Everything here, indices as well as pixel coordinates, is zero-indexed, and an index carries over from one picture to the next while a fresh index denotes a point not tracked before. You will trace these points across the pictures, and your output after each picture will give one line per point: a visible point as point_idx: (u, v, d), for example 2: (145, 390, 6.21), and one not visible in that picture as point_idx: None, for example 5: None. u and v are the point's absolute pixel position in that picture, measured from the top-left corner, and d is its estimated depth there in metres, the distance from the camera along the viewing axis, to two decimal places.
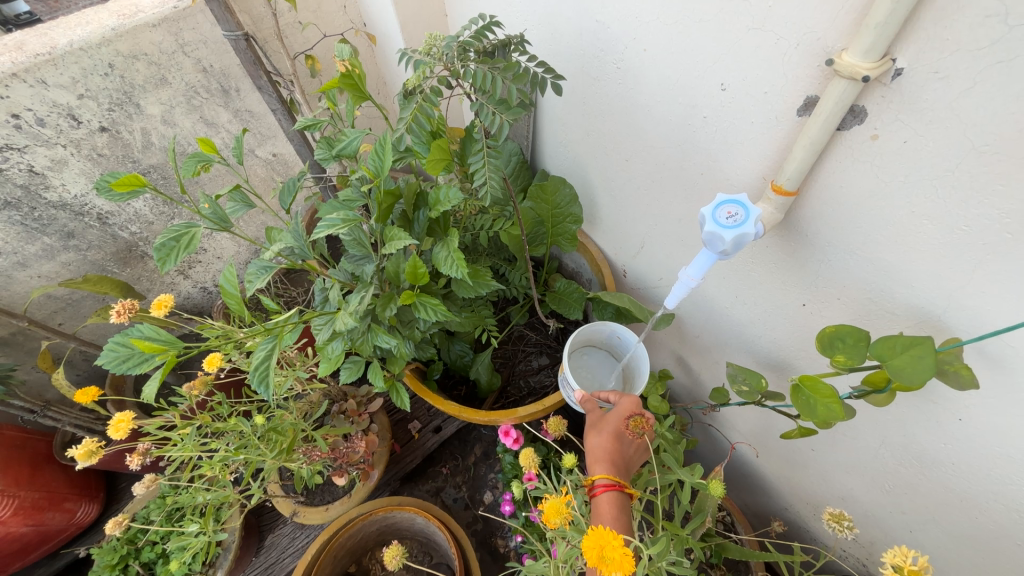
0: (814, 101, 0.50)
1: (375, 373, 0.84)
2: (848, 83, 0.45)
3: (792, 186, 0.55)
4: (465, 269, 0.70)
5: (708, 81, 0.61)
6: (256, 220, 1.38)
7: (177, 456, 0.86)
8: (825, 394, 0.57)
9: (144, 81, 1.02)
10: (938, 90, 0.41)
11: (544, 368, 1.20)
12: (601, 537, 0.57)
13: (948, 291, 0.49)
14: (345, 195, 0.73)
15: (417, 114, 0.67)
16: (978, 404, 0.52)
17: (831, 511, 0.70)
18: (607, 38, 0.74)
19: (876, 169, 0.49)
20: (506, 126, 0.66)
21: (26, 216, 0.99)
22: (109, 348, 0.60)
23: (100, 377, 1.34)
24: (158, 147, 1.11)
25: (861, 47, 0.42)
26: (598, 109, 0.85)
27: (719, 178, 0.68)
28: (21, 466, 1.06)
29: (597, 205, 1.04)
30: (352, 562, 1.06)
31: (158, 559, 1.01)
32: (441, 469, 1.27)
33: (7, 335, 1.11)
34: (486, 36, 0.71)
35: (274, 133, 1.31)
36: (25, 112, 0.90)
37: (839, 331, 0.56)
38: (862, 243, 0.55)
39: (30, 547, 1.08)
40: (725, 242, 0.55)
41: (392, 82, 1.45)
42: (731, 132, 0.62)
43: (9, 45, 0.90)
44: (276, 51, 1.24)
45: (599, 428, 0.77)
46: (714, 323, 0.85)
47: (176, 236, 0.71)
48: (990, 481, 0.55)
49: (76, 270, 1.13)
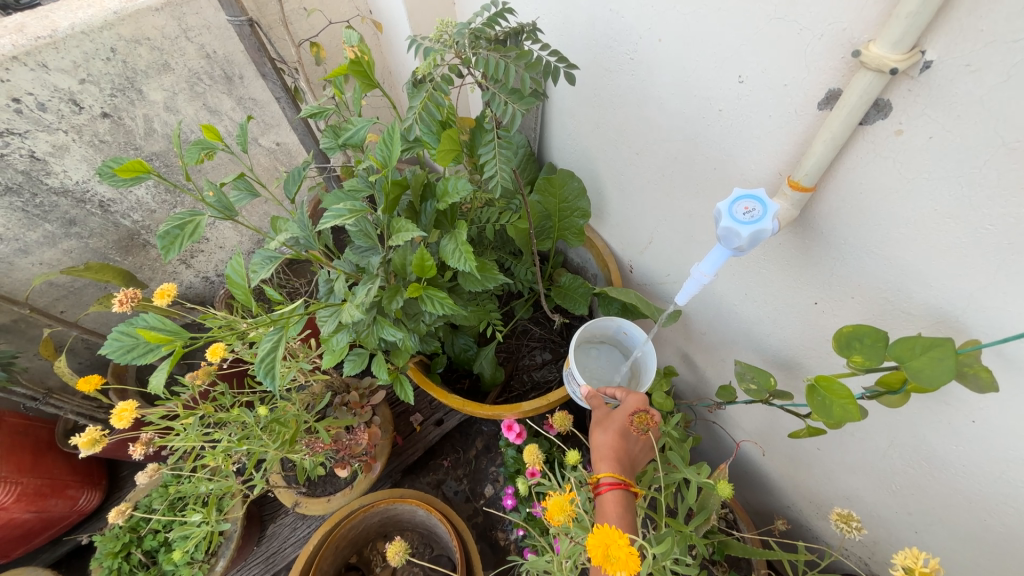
0: (837, 95, 0.49)
1: (380, 365, 0.84)
2: (875, 75, 0.43)
3: (809, 182, 0.54)
4: (473, 262, 0.69)
5: (725, 73, 0.60)
6: (259, 209, 1.37)
7: (180, 446, 0.85)
8: (841, 394, 0.56)
9: (146, 67, 1.00)
10: (969, 84, 0.40)
11: (548, 363, 1.19)
12: (606, 536, 0.56)
13: (968, 292, 0.48)
14: (350, 185, 0.72)
15: (427, 103, 0.65)
16: (992, 406, 0.51)
17: (839, 511, 0.69)
18: (621, 29, 0.73)
19: (899, 164, 0.48)
20: (518, 116, 0.65)
21: (27, 203, 0.98)
22: (113, 338, 0.59)
23: (101, 366, 1.34)
24: (161, 135, 1.09)
25: (890, 37, 0.40)
26: (609, 101, 0.84)
27: (733, 173, 0.67)
28: (23, 453, 1.06)
29: (605, 199, 1.03)
30: (352, 553, 1.06)
31: (161, 547, 1.01)
32: (443, 462, 1.27)
33: (8, 322, 1.10)
34: (499, 23, 0.68)
35: (278, 122, 1.29)
36: (25, 96, 0.88)
37: (856, 330, 0.55)
38: (879, 242, 0.54)
39: (33, 533, 1.08)
40: (742, 238, 0.53)
41: (398, 71, 1.43)
42: (748, 126, 0.60)
43: (9, 27, 0.88)
44: (281, 38, 1.23)
45: (605, 426, 0.76)
46: (721, 320, 0.85)
47: (180, 224, 0.70)
48: (1000, 484, 0.54)
49: (77, 258, 1.13)
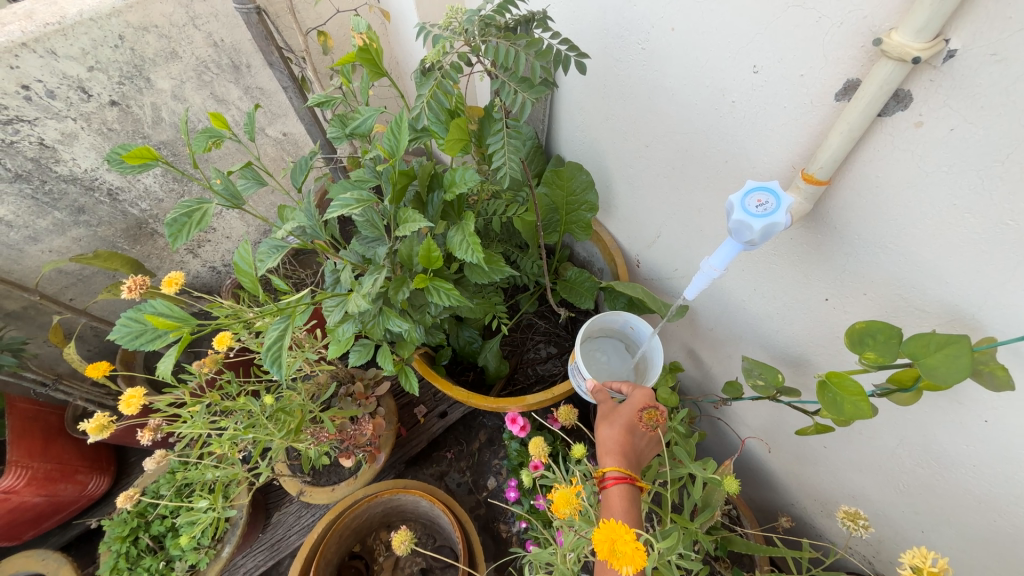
0: (855, 85, 0.48)
1: (385, 356, 0.84)
2: (896, 64, 0.42)
3: (824, 175, 0.53)
4: (480, 253, 0.68)
5: (739, 63, 0.59)
6: (266, 199, 1.38)
7: (188, 433, 0.85)
8: (852, 391, 0.56)
9: (154, 55, 1.00)
10: (994, 74, 0.39)
11: (552, 357, 1.19)
12: (614, 531, 0.56)
13: (984, 289, 0.47)
14: (358, 175, 0.74)
15: (436, 92, 0.64)
16: (1006, 406, 0.50)
17: (846, 510, 0.69)
18: (633, 18, 0.72)
19: (918, 157, 0.47)
20: (528, 105, 0.65)
21: (37, 190, 0.99)
22: (122, 323, 0.59)
23: (110, 353, 1.35)
24: (168, 123, 1.09)
25: (914, 25, 0.39)
26: (619, 92, 0.83)
27: (744, 167, 0.66)
28: (34, 437, 1.08)
29: (613, 193, 1.02)
30: (356, 542, 1.07)
31: (168, 533, 1.02)
32: (446, 453, 1.28)
33: (19, 308, 1.12)
34: (509, 10, 0.66)
35: (285, 112, 1.29)
36: (34, 83, 0.89)
37: (869, 327, 0.54)
38: (893, 237, 0.53)
39: (43, 517, 1.10)
40: (754, 231, 0.53)
41: (405, 61, 1.43)
42: (761, 118, 0.59)
43: (19, 14, 0.88)
44: (288, 27, 1.23)
45: (610, 420, 0.76)
46: (729, 316, 0.84)
47: (187, 212, 0.70)
48: (1011, 484, 0.54)
49: (86, 246, 1.14)
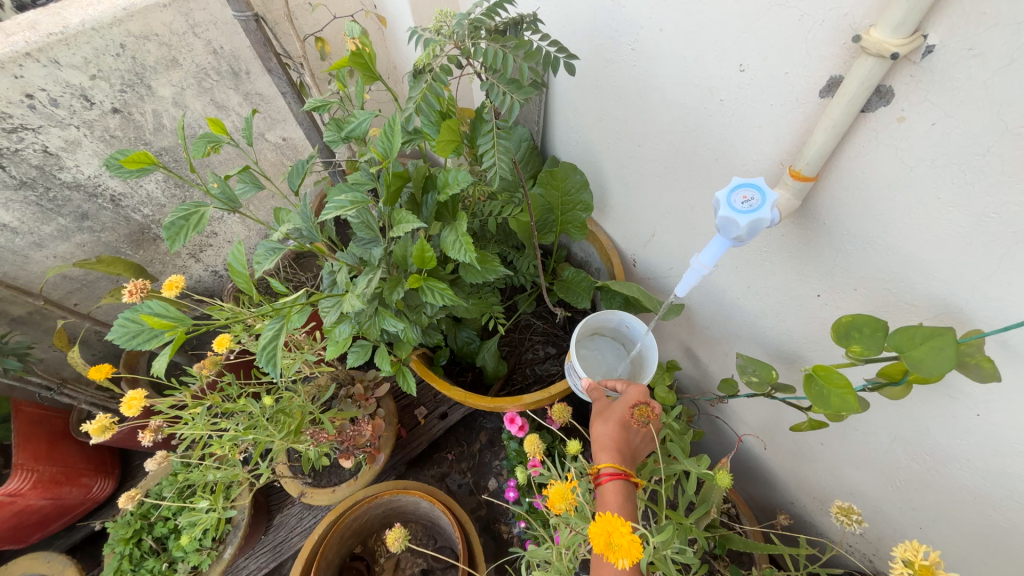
0: (838, 82, 0.48)
1: (382, 357, 0.85)
2: (876, 60, 0.43)
3: (810, 172, 0.54)
4: (473, 252, 0.69)
5: (727, 62, 0.59)
6: (265, 203, 1.40)
7: (189, 435, 0.86)
8: (839, 384, 0.56)
9: (155, 62, 1.01)
10: (972, 68, 0.39)
11: (550, 357, 1.20)
12: (609, 524, 0.56)
13: (971, 283, 0.47)
14: (354, 178, 0.75)
15: (426, 94, 0.66)
16: (996, 399, 0.50)
17: (840, 505, 0.69)
18: (622, 19, 0.72)
19: (900, 152, 0.47)
20: (517, 106, 0.66)
21: (41, 197, 1.01)
22: (119, 324, 0.60)
23: (114, 356, 1.37)
24: (169, 130, 1.11)
25: (892, 21, 0.40)
26: (611, 92, 0.84)
27: (735, 164, 0.66)
28: (39, 441, 1.09)
29: (609, 193, 1.03)
30: (357, 543, 1.07)
31: (171, 534, 1.03)
32: (447, 455, 1.28)
33: (24, 313, 1.14)
34: (498, 13, 0.67)
35: (284, 117, 1.30)
36: (38, 92, 0.90)
37: (856, 321, 0.54)
38: (881, 232, 0.53)
39: (49, 520, 1.11)
40: (740, 228, 0.53)
41: (402, 65, 1.44)
42: (750, 116, 0.60)
43: (22, 24, 0.90)
44: (287, 33, 1.25)
45: (606, 417, 0.76)
46: (724, 313, 0.84)
47: (185, 215, 0.71)
48: (1005, 478, 0.54)
49: (90, 251, 1.16)
